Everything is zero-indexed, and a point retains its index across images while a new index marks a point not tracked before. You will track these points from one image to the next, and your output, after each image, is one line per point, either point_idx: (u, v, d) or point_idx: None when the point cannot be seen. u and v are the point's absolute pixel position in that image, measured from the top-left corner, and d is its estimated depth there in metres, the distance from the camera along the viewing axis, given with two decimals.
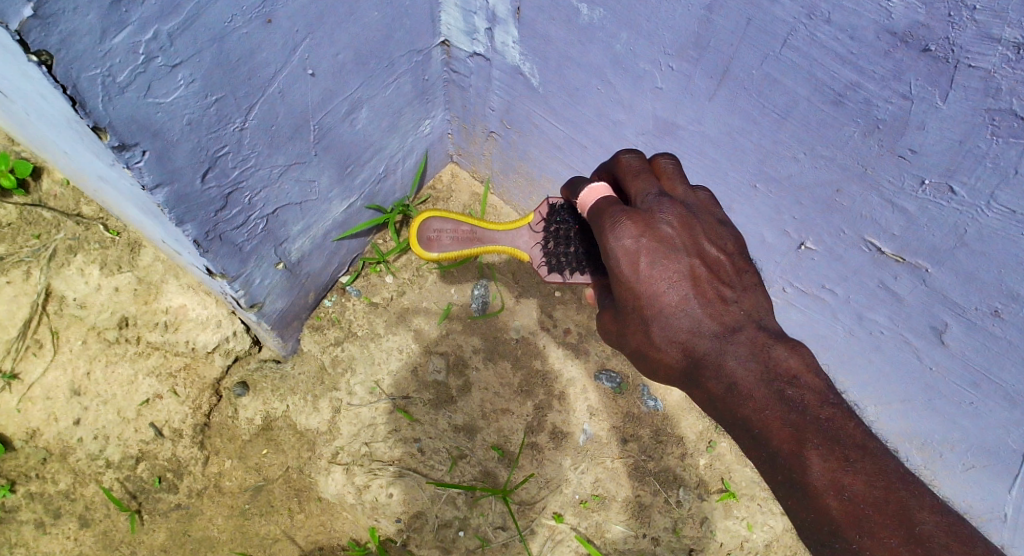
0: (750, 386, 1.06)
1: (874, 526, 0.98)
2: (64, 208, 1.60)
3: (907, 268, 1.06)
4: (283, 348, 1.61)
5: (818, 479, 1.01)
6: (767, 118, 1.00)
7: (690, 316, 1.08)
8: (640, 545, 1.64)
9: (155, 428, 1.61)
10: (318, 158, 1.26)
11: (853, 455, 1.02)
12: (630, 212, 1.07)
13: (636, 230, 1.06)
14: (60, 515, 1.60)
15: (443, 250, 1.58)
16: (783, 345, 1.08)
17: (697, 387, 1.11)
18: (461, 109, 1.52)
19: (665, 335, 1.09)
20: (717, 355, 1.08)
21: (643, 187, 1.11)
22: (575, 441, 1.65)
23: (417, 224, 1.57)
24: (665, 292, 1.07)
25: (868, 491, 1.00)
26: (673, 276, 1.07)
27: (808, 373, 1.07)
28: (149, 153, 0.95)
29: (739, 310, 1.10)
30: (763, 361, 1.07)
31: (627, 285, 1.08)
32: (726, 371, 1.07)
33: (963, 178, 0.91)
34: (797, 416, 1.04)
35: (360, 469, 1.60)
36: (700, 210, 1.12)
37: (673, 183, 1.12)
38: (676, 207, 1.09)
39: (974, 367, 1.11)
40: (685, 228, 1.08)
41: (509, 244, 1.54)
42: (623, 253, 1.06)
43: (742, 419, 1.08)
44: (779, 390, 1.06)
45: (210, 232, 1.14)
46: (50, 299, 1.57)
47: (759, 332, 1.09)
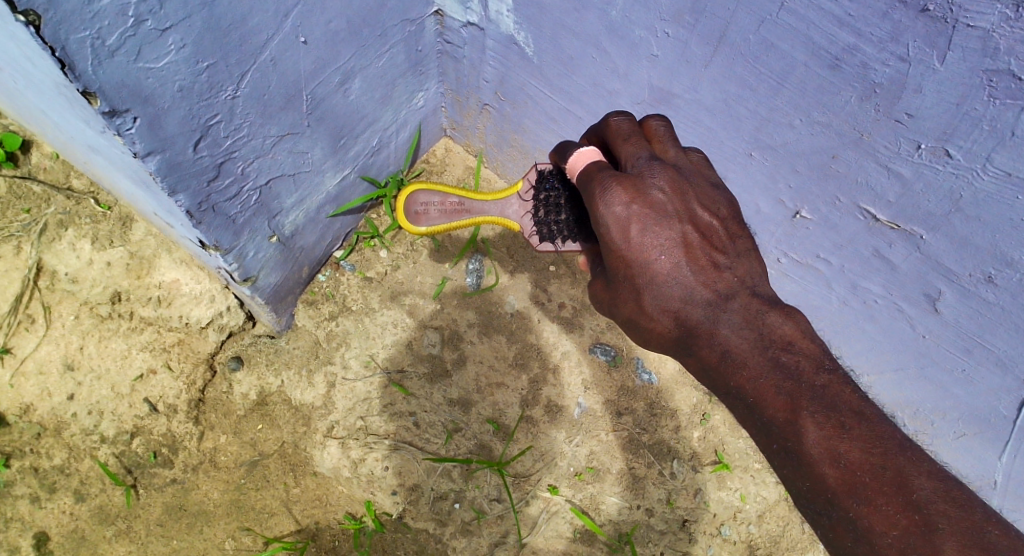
0: (745, 354, 1.08)
1: (871, 493, 1.00)
2: (54, 181, 1.59)
3: (902, 235, 1.06)
4: (277, 323, 1.61)
5: (814, 447, 1.03)
6: (763, 84, 1.00)
7: (681, 283, 1.08)
8: (634, 516, 1.66)
9: (149, 403, 1.61)
10: (311, 128, 1.25)
11: (849, 422, 1.03)
12: (620, 177, 1.07)
13: (626, 196, 1.05)
14: (55, 490, 1.60)
15: (430, 224, 1.58)
16: (777, 311, 1.10)
17: (691, 355, 1.13)
18: (454, 82, 1.51)
19: (657, 304, 1.09)
20: (711, 324, 1.09)
21: (633, 151, 1.10)
22: (570, 415, 1.66)
23: (404, 198, 1.57)
24: (657, 260, 1.07)
25: (865, 458, 1.01)
26: (664, 243, 1.07)
27: (803, 339, 1.08)
28: (140, 120, 0.94)
29: (732, 276, 1.10)
30: (757, 329, 1.09)
31: (619, 254, 1.08)
32: (719, 339, 1.09)
33: (960, 142, 0.91)
34: (792, 384, 1.05)
35: (356, 443, 1.61)
36: (694, 174, 1.12)
37: (664, 146, 1.11)
38: (668, 171, 1.08)
39: (966, 334, 1.12)
40: (677, 193, 1.08)
41: (498, 214, 1.50)
42: (614, 221, 1.06)
43: (736, 388, 1.10)
44: (774, 357, 1.07)
45: (202, 202, 1.13)
46: (41, 274, 1.56)
47: (752, 300, 1.09)
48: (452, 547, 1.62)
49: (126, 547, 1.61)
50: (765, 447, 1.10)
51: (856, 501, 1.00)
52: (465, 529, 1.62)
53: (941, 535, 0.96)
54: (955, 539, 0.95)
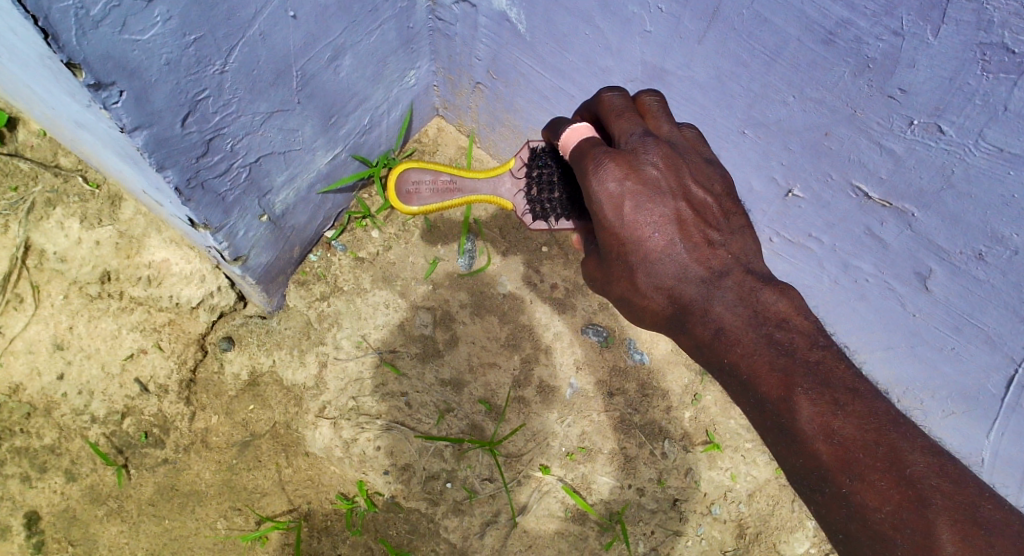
0: (738, 330, 1.08)
1: (865, 469, 1.00)
2: (41, 159, 1.57)
3: (894, 213, 1.06)
4: (269, 304, 1.60)
5: (807, 424, 1.03)
6: (756, 60, 0.99)
7: (675, 261, 1.08)
8: (625, 495, 1.66)
9: (140, 384, 1.60)
10: (301, 106, 1.23)
11: (844, 398, 1.03)
12: (613, 153, 1.06)
13: (620, 173, 1.05)
14: (46, 469, 1.60)
15: (422, 204, 1.58)
16: (772, 288, 1.10)
17: (684, 333, 1.14)
18: (446, 60, 1.49)
19: (651, 282, 1.09)
20: (704, 301, 1.09)
21: (626, 127, 1.09)
22: (562, 396, 1.67)
23: (394, 176, 1.57)
24: (650, 237, 1.07)
25: (858, 434, 1.01)
26: (658, 220, 1.07)
27: (798, 316, 1.08)
28: (127, 93, 0.92)
29: (726, 252, 1.11)
30: (751, 306, 1.09)
31: (611, 231, 1.08)
32: (713, 316, 1.10)
33: (952, 117, 0.91)
34: (786, 359, 1.05)
35: (348, 423, 1.61)
36: (688, 150, 1.12)
37: (657, 122, 1.11)
38: (662, 147, 1.08)
39: (956, 312, 1.12)
40: (671, 169, 1.08)
41: (490, 192, 1.53)
42: (606, 198, 1.06)
43: (730, 365, 1.10)
44: (768, 334, 1.07)
45: (191, 179, 1.12)
46: (29, 253, 1.55)
47: (746, 276, 1.10)
48: (444, 527, 1.62)
49: (117, 527, 1.61)
50: (758, 424, 1.11)
51: (850, 477, 1.01)
52: (457, 508, 1.62)
53: (933, 510, 0.97)
54: (948, 514, 0.96)
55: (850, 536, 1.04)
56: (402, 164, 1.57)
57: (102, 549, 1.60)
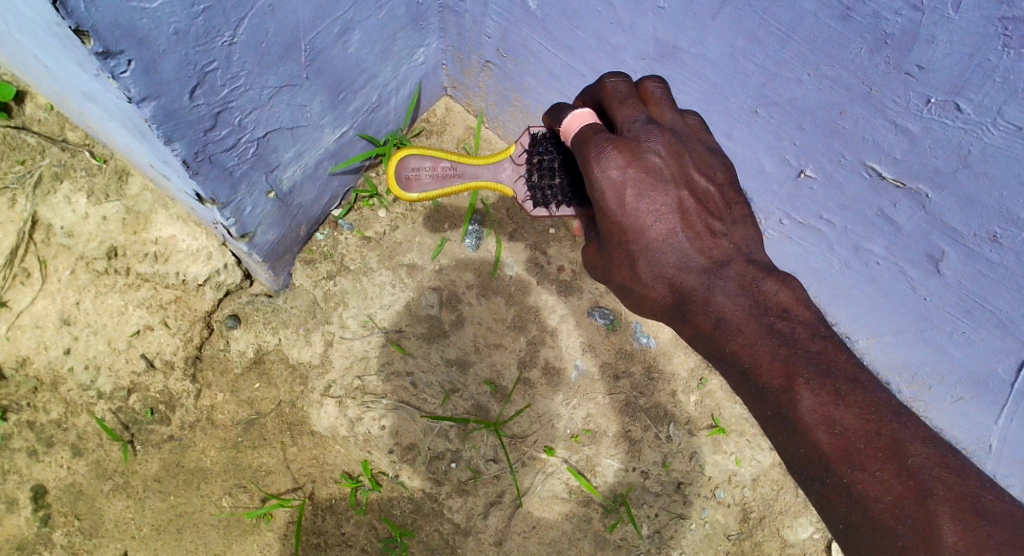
0: (739, 321, 1.08)
1: (866, 459, 0.99)
2: (50, 133, 1.57)
3: (907, 194, 1.05)
4: (275, 282, 1.60)
5: (808, 414, 1.03)
6: (771, 37, 0.98)
7: (678, 250, 1.10)
8: (630, 478, 1.66)
9: (146, 359, 1.60)
10: (310, 81, 1.22)
11: (844, 389, 1.03)
12: (616, 140, 1.07)
13: (622, 160, 1.06)
14: (52, 443, 1.60)
15: (423, 190, 1.54)
16: (774, 279, 1.11)
17: (685, 322, 1.14)
18: (456, 38, 1.48)
19: (652, 270, 1.10)
20: (706, 291, 1.10)
21: (629, 114, 1.10)
22: (567, 377, 1.66)
23: (394, 164, 1.52)
24: (652, 226, 1.08)
25: (859, 425, 1.01)
26: (660, 209, 1.08)
27: (800, 306, 1.09)
28: (135, 63, 0.92)
29: (727, 243, 1.12)
30: (753, 296, 1.09)
31: (614, 219, 1.08)
32: (714, 306, 1.09)
33: (970, 95, 0.89)
34: (788, 350, 1.05)
35: (353, 402, 1.62)
36: (691, 139, 1.13)
37: (660, 110, 1.11)
38: (664, 134, 1.08)
39: (968, 296, 1.12)
40: (673, 157, 1.08)
41: (491, 178, 1.51)
42: (609, 185, 1.06)
43: (730, 355, 1.09)
44: (769, 324, 1.07)
45: (199, 153, 1.11)
46: (37, 227, 1.55)
47: (747, 267, 1.11)
48: (448, 507, 1.63)
49: (123, 502, 1.62)
50: (759, 416, 1.10)
51: (851, 467, 1.00)
52: (461, 488, 1.63)
53: (934, 501, 0.96)
54: (948, 506, 0.96)
55: (849, 526, 1.03)
56: (401, 150, 1.53)
57: (107, 523, 1.61)
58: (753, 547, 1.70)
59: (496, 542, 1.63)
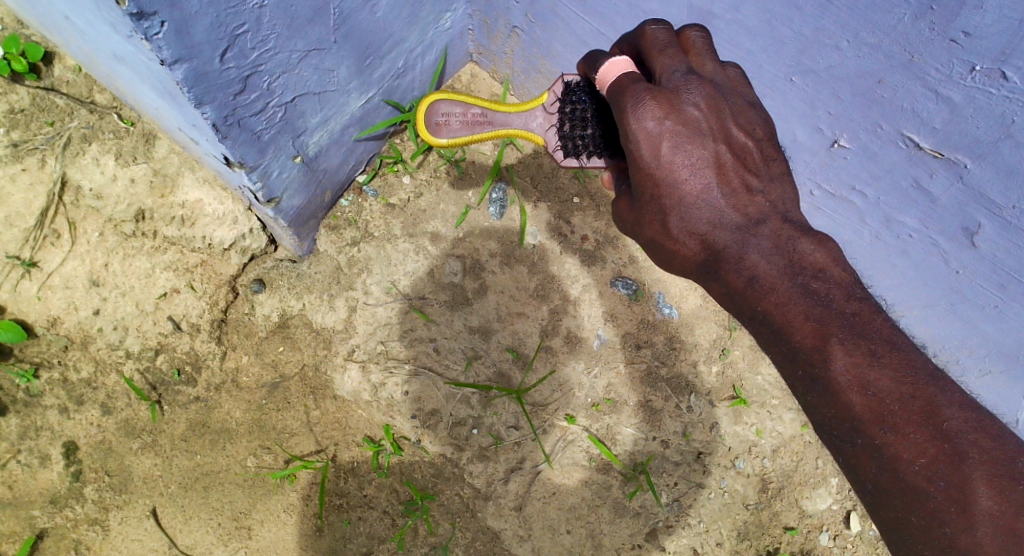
0: (773, 279, 1.08)
1: (899, 422, 1.01)
2: (77, 95, 1.57)
3: (944, 165, 1.03)
4: (300, 247, 1.61)
5: (841, 375, 1.03)
6: (811, 2, 0.96)
7: (711, 206, 1.09)
8: (649, 447, 1.68)
9: (173, 321, 1.63)
10: (337, 45, 1.22)
11: (880, 349, 1.02)
12: (654, 91, 1.05)
13: (660, 112, 1.05)
14: (83, 402, 1.64)
15: (451, 136, 1.52)
16: (810, 238, 1.08)
17: (715, 280, 1.13)
18: (484, 2, 1.46)
19: (683, 226, 1.10)
20: (739, 249, 1.09)
21: (669, 64, 1.07)
22: (589, 346, 1.67)
23: (423, 107, 1.50)
24: (687, 179, 1.08)
25: (893, 387, 1.01)
26: (695, 163, 1.07)
27: (836, 267, 1.07)
28: (168, 24, 0.91)
29: (764, 201, 1.10)
30: (788, 254, 1.08)
31: (648, 171, 1.08)
32: (747, 265, 1.09)
33: (1017, 63, 0.87)
34: (823, 310, 1.04)
35: (377, 366, 1.63)
36: (731, 92, 1.10)
37: (702, 60, 1.09)
38: (704, 87, 1.07)
39: (1002, 269, 1.10)
40: (712, 110, 1.07)
41: (522, 126, 1.47)
42: (645, 136, 1.06)
43: (762, 313, 1.09)
44: (804, 284, 1.06)
45: (228, 117, 1.11)
46: (66, 188, 1.56)
47: (784, 225, 1.09)
48: (469, 472, 1.65)
49: (151, 460, 1.66)
50: (788, 373, 1.11)
51: (883, 429, 1.02)
52: (482, 454, 1.65)
53: (970, 465, 0.98)
54: (984, 469, 0.98)
55: (878, 488, 1.05)
56: (432, 94, 1.51)
57: (136, 480, 1.65)
58: (770, 517, 1.72)
59: (515, 506, 1.66)
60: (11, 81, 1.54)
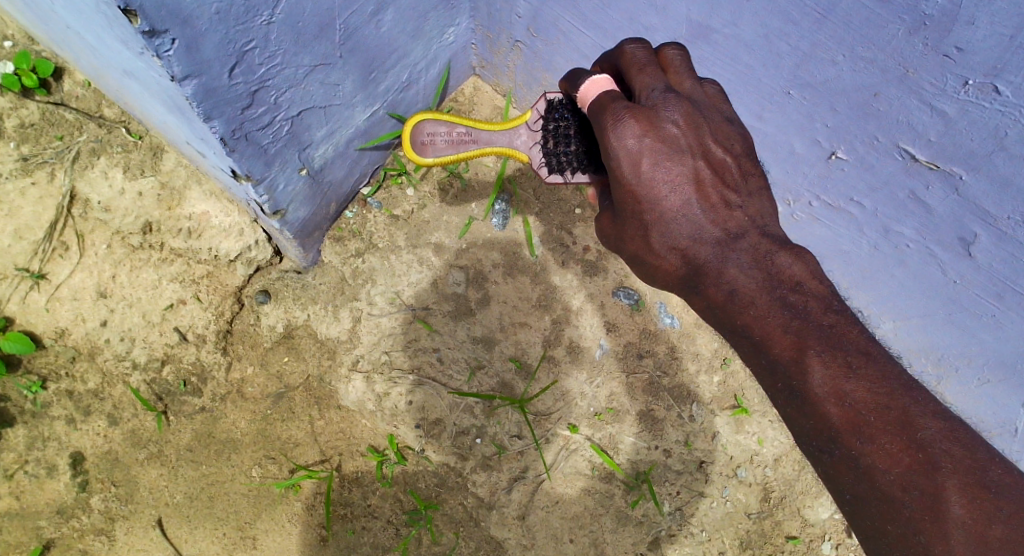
0: (752, 293, 1.10)
1: (875, 432, 1.02)
2: (86, 110, 1.60)
3: (940, 176, 1.05)
4: (304, 259, 1.63)
5: (818, 387, 1.05)
6: (807, 18, 0.98)
7: (691, 222, 1.10)
8: (652, 456, 1.68)
9: (179, 333, 1.64)
10: (343, 60, 1.24)
11: (856, 361, 1.05)
12: (634, 108, 1.07)
13: (639, 129, 1.06)
14: (89, 412, 1.65)
15: (437, 155, 1.48)
16: (787, 251, 1.11)
17: (697, 294, 1.15)
18: (487, 17, 1.48)
19: (665, 242, 1.12)
20: (718, 263, 1.11)
21: (648, 82, 1.10)
22: (592, 356, 1.68)
23: (410, 127, 1.46)
24: (666, 196, 1.09)
25: (870, 398, 1.03)
26: (675, 179, 1.09)
27: (813, 280, 1.10)
28: (178, 41, 0.93)
29: (743, 215, 1.13)
30: (765, 269, 1.10)
31: (628, 188, 1.09)
32: (727, 278, 1.11)
33: (1010, 77, 0.89)
34: (800, 323, 1.07)
35: (380, 377, 1.65)
36: (709, 108, 1.13)
37: (680, 78, 1.11)
38: (682, 104, 1.09)
39: (999, 279, 1.12)
40: (690, 127, 1.09)
41: (507, 144, 1.43)
42: (626, 154, 1.07)
43: (742, 326, 1.12)
44: (781, 297, 1.09)
45: (236, 131, 1.13)
46: (74, 202, 1.58)
47: (762, 239, 1.12)
48: (472, 481, 1.66)
49: (157, 470, 1.67)
50: (768, 387, 1.12)
51: (860, 440, 1.03)
52: (485, 463, 1.66)
53: (943, 474, 0.99)
54: (956, 478, 0.99)
55: (856, 497, 1.06)
56: (418, 113, 1.47)
57: (142, 490, 1.67)
58: (773, 526, 1.72)
59: (519, 515, 1.67)
60: (21, 96, 1.57)
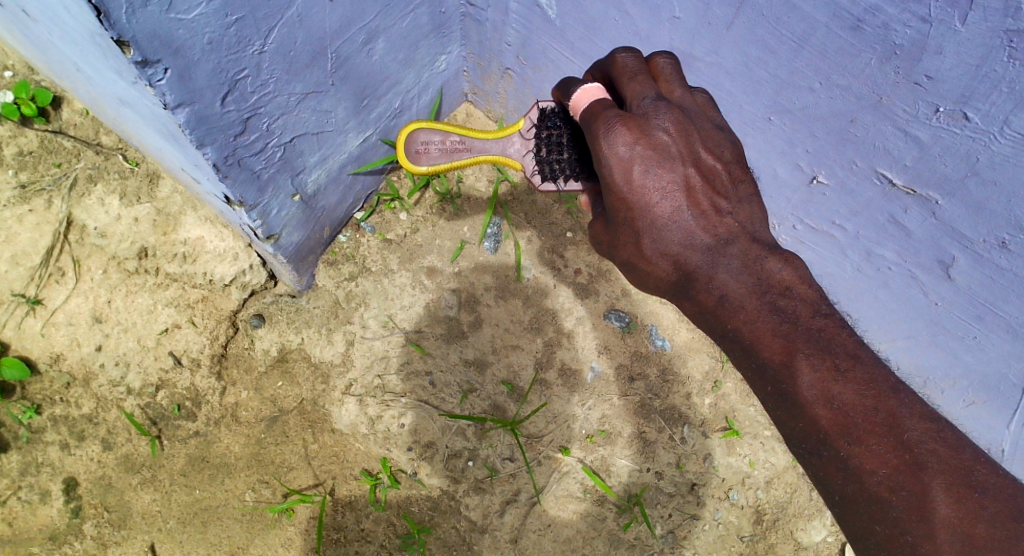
0: (742, 298, 1.10)
1: (863, 433, 1.03)
2: (85, 138, 1.63)
3: (917, 200, 1.07)
4: (299, 283, 1.64)
5: (808, 390, 1.05)
6: (783, 47, 1.01)
7: (682, 228, 1.11)
8: (643, 478, 1.69)
9: (174, 357, 1.66)
10: (335, 88, 1.26)
11: (844, 364, 1.05)
12: (625, 116, 1.08)
13: (630, 137, 1.07)
14: (83, 437, 1.66)
15: (432, 164, 1.44)
16: (777, 257, 1.12)
17: (687, 300, 1.16)
18: (477, 45, 1.51)
19: (657, 247, 1.12)
20: (709, 268, 1.11)
21: (639, 90, 1.10)
22: (583, 379, 1.69)
23: (404, 135, 1.42)
24: (658, 203, 1.10)
25: (858, 400, 1.04)
26: (666, 187, 1.10)
27: (801, 285, 1.10)
28: (171, 71, 0.95)
29: (733, 221, 1.13)
30: (755, 273, 1.10)
31: (620, 196, 1.10)
32: (717, 283, 1.11)
33: (978, 104, 0.92)
34: (789, 326, 1.08)
35: (373, 400, 1.66)
36: (699, 116, 1.13)
37: (670, 86, 1.12)
38: (673, 112, 1.09)
39: (978, 301, 1.14)
40: (682, 135, 1.10)
41: (500, 153, 1.41)
42: (617, 161, 1.08)
43: (732, 330, 1.12)
44: (771, 302, 1.09)
45: (229, 157, 1.15)
46: (71, 228, 1.60)
47: (752, 245, 1.12)
48: (465, 504, 1.66)
49: (150, 495, 1.67)
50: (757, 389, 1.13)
51: (848, 442, 1.04)
52: (477, 486, 1.66)
53: (930, 474, 1.00)
54: (942, 478, 1.00)
55: (845, 498, 1.07)
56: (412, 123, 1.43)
57: (135, 515, 1.66)
58: (766, 549, 1.72)
59: (511, 539, 1.66)
60: (21, 125, 1.60)
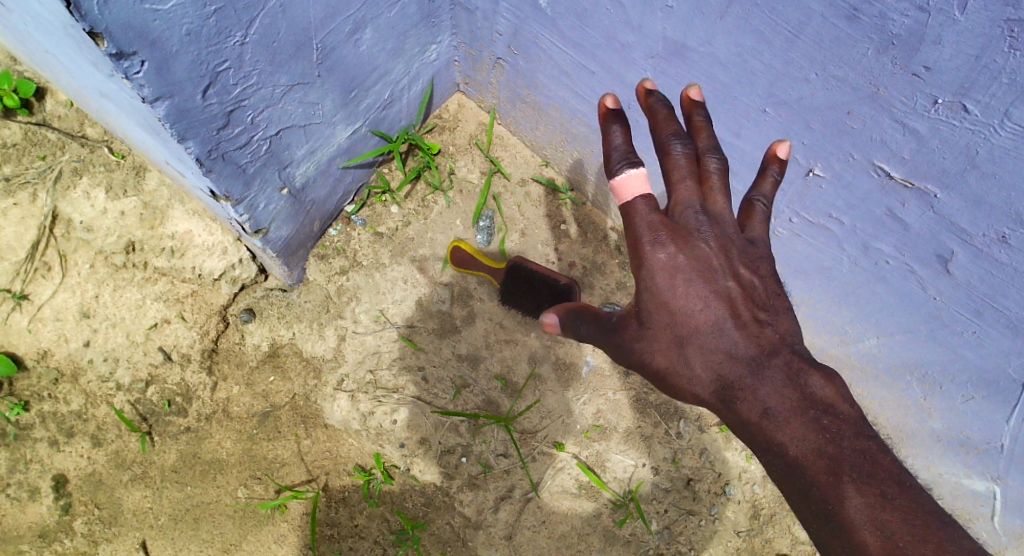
0: (786, 413, 0.99)
1: (898, 527, 0.92)
2: (69, 129, 1.59)
3: (916, 194, 1.05)
4: (289, 277, 1.62)
5: (853, 510, 0.93)
6: (778, 36, 0.98)
7: (726, 336, 1.03)
8: (639, 474, 1.67)
9: (164, 352, 1.63)
10: (321, 79, 1.23)
11: (890, 491, 0.94)
12: (668, 225, 1.02)
13: (672, 246, 1.02)
14: (73, 433, 1.64)
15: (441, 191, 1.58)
16: (821, 373, 1.01)
17: (726, 414, 1.04)
18: (468, 35, 1.48)
19: (701, 359, 1.03)
20: (752, 382, 1.02)
21: (685, 197, 1.03)
22: (578, 373, 1.67)
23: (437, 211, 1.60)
24: (700, 311, 1.03)
25: (902, 523, 0.92)
26: (708, 300, 1.03)
27: (844, 402, 1.00)
28: (148, 64, 0.92)
29: (773, 333, 1.04)
30: (799, 390, 1.00)
31: (661, 301, 1.03)
32: (760, 397, 1.01)
33: (978, 96, 0.89)
34: (833, 449, 0.96)
35: (365, 396, 1.64)
36: (741, 225, 1.07)
37: (716, 194, 1.04)
38: (716, 228, 1.03)
39: (978, 296, 1.11)
40: (723, 249, 1.04)
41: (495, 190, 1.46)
42: (658, 266, 1.02)
43: (776, 446, 1.00)
44: (814, 420, 0.98)
45: (212, 151, 1.12)
46: (57, 222, 1.57)
47: (794, 358, 1.02)
48: (459, 500, 1.65)
49: (142, 492, 1.65)
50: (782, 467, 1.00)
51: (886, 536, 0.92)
52: (471, 483, 1.64)
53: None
54: None
55: None
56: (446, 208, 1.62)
57: (126, 512, 1.65)
58: (763, 544, 1.70)
59: (506, 535, 1.65)
60: (3, 116, 1.56)
